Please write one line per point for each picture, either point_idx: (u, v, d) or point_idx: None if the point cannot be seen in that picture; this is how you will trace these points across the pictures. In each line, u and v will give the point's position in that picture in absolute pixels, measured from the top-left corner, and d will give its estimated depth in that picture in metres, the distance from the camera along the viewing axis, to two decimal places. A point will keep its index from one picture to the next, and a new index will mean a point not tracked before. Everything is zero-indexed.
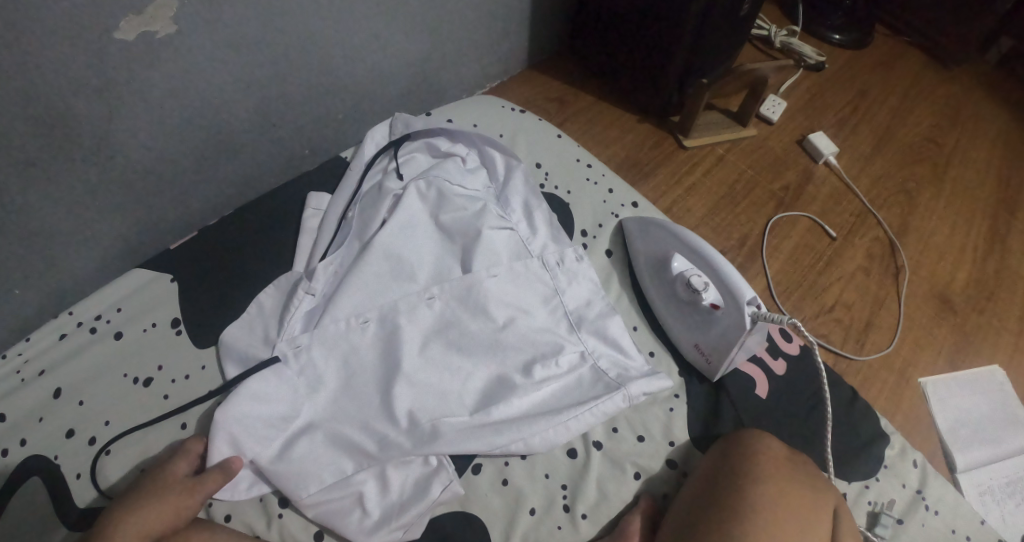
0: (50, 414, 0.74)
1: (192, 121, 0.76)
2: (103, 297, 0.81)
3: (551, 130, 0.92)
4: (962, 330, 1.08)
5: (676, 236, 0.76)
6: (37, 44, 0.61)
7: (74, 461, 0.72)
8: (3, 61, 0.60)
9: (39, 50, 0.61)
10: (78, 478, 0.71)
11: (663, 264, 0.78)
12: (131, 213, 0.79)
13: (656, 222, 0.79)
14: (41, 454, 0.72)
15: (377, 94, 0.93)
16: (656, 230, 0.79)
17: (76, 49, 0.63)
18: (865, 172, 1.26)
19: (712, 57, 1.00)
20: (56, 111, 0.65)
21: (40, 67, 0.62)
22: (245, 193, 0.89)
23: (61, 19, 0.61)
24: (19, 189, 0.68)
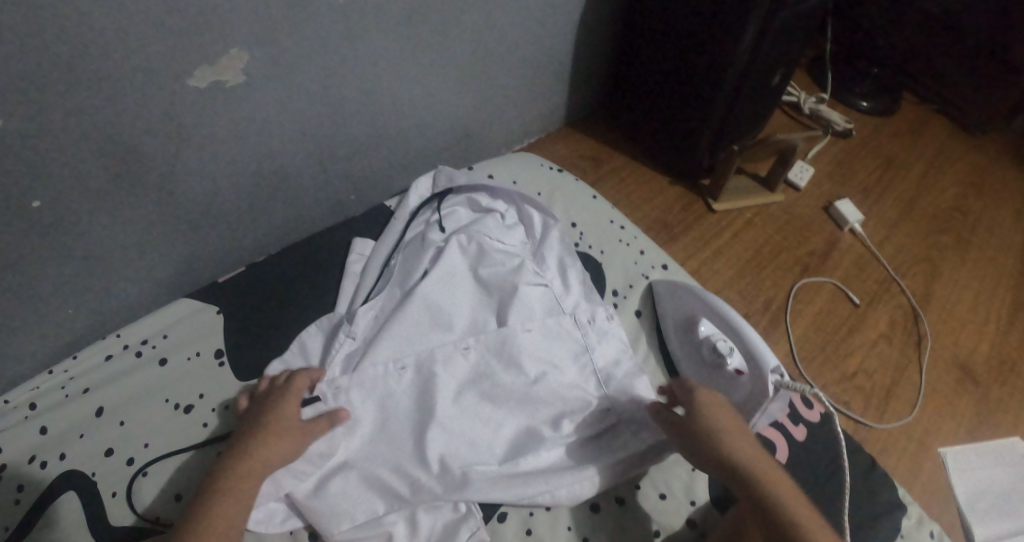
0: (91, 431, 0.77)
1: (248, 163, 0.80)
2: (151, 322, 0.84)
3: (586, 191, 0.96)
4: (984, 401, 1.08)
5: (704, 300, 0.80)
6: (118, 90, 0.65)
7: (110, 480, 0.74)
8: (86, 104, 0.65)
9: (121, 94, 0.66)
10: (114, 497, 0.73)
11: (689, 327, 0.81)
12: (184, 246, 0.83)
13: (684, 286, 0.83)
14: (79, 470, 0.74)
15: (421, 146, 0.98)
16: (683, 294, 0.82)
17: (151, 95, 0.68)
18: (890, 240, 1.28)
19: (743, 123, 1.04)
20: (128, 149, 0.70)
21: (117, 110, 0.67)
22: (290, 232, 0.93)
23: (141, 69, 0.65)
24: (85, 218, 0.72)
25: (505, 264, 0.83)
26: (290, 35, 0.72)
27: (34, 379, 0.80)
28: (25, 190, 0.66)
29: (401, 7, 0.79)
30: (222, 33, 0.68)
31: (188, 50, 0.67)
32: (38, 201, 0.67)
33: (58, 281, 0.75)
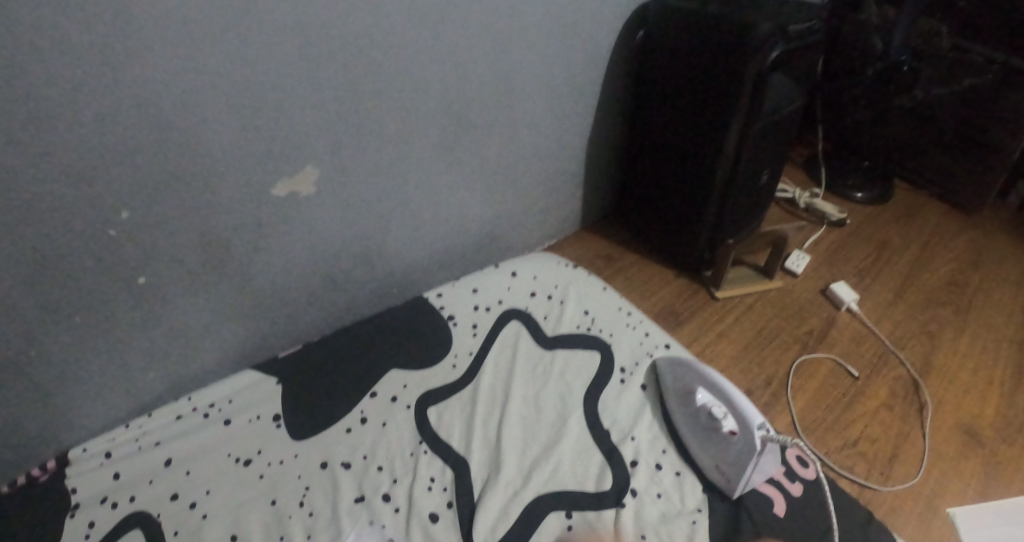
0: (158, 478, 0.87)
1: (315, 258, 0.96)
2: (219, 390, 0.97)
3: (597, 284, 1.10)
4: (988, 462, 1.14)
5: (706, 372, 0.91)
6: (214, 196, 0.82)
7: (172, 521, 0.83)
8: (190, 206, 0.81)
9: (219, 200, 0.82)
10: (176, 534, 0.82)
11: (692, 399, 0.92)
12: (252, 325, 0.98)
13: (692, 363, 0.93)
14: (146, 510, 0.84)
15: (455, 248, 1.13)
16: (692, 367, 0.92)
17: (242, 199, 0.84)
18: (887, 316, 1.38)
19: (736, 220, 1.19)
20: (218, 239, 0.85)
21: (212, 210, 0.83)
22: (342, 320, 1.07)
23: (238, 180, 0.82)
24: (178, 292, 0.87)
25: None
26: (354, 157, 0.90)
27: (112, 432, 0.92)
28: (136, 268, 0.81)
29: (443, 130, 0.97)
30: (302, 155, 0.85)
31: (273, 167, 0.84)
32: (146, 277, 0.83)
33: (151, 346, 0.89)
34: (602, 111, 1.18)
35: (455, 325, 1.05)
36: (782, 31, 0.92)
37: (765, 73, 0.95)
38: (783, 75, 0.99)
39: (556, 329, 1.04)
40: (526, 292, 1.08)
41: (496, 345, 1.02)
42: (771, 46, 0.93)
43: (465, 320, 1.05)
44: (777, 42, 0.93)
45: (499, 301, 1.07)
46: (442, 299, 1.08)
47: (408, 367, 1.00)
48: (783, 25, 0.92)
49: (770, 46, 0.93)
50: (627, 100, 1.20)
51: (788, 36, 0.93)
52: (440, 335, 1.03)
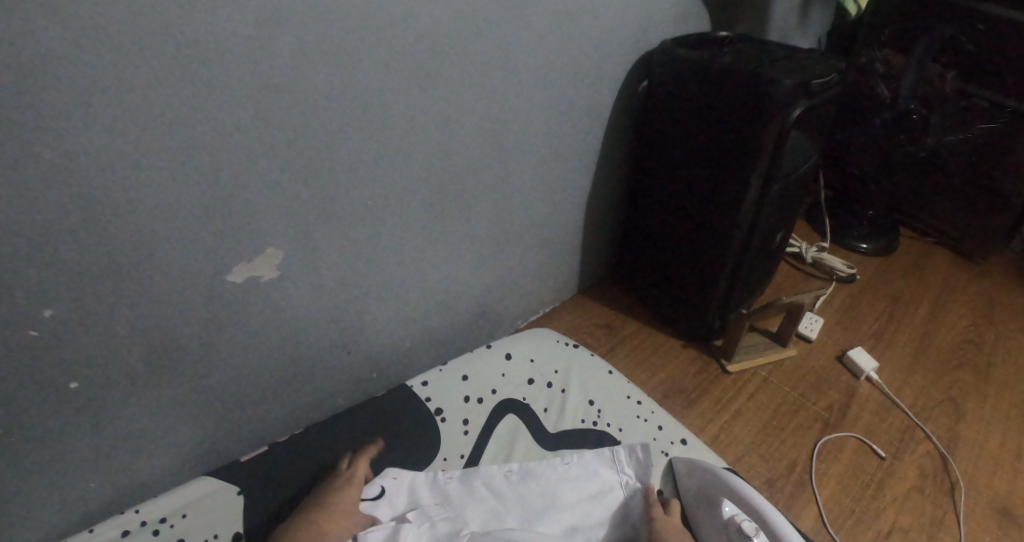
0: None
1: (282, 347, 0.84)
2: (174, 499, 0.81)
3: (602, 365, 0.94)
4: None
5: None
6: (160, 283, 0.69)
7: None
8: (128, 295, 0.67)
9: (165, 286, 0.69)
10: None
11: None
12: (209, 423, 0.84)
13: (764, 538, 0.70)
14: None
15: (442, 324, 1.01)
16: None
17: (194, 285, 0.71)
18: (908, 382, 1.25)
19: (750, 287, 1.09)
20: (163, 332, 0.72)
21: (156, 298, 0.69)
22: (314, 410, 0.94)
23: (191, 265, 0.70)
24: (117, 395, 0.73)
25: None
26: (326, 234, 0.78)
27: None
28: (67, 372, 0.67)
29: (428, 199, 0.86)
30: (265, 235, 0.73)
31: (230, 250, 0.71)
32: (77, 382, 0.69)
33: (84, 458, 0.74)
34: (602, 168, 1.07)
35: (441, 421, 0.87)
36: (805, 87, 0.83)
37: (786, 132, 0.86)
38: (802, 131, 0.90)
39: (558, 424, 0.88)
40: (522, 378, 0.92)
41: (488, 443, 0.85)
42: (792, 104, 0.84)
43: (453, 413, 0.88)
44: (799, 99, 0.84)
45: (493, 391, 0.90)
46: (428, 388, 0.90)
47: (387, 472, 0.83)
48: (805, 80, 0.83)
49: (793, 102, 0.83)
50: (628, 155, 1.10)
51: (811, 92, 0.84)
52: (425, 431, 0.86)
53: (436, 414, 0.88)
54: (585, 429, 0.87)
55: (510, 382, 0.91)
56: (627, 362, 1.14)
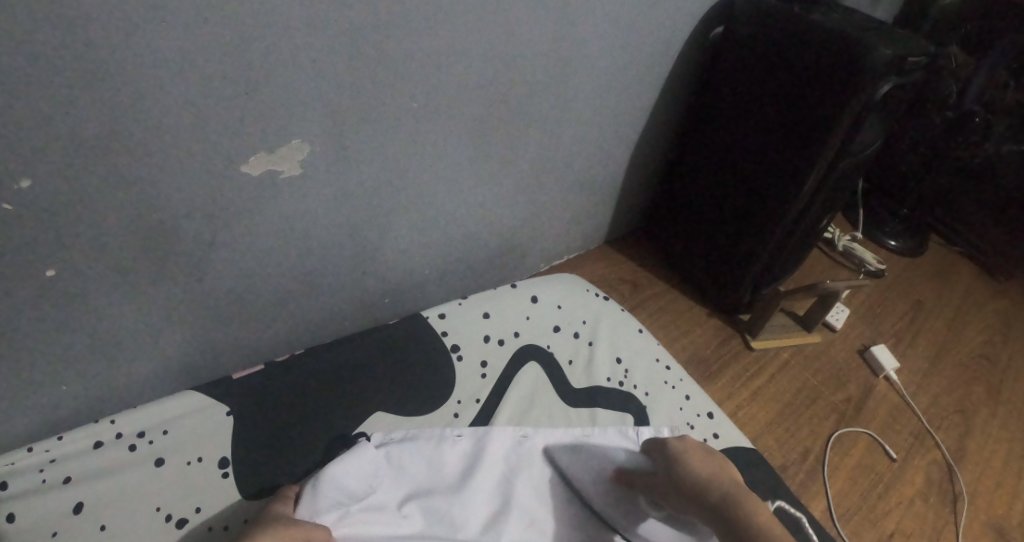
0: (66, 530, 0.66)
1: (289, 255, 0.77)
2: (155, 413, 0.74)
3: (632, 322, 0.89)
4: None
5: (719, 463, 0.64)
6: (165, 167, 0.61)
7: None
8: (128, 177, 0.60)
9: (170, 173, 0.62)
10: None
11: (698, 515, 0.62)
12: (204, 330, 0.77)
13: (685, 462, 0.64)
14: None
15: (461, 256, 0.95)
16: (701, 457, 0.65)
17: (201, 175, 0.63)
18: (925, 387, 1.20)
19: (789, 264, 1.03)
20: (158, 227, 0.65)
21: (158, 185, 0.62)
22: (319, 328, 0.88)
23: (199, 151, 0.62)
24: (100, 290, 0.66)
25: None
26: (354, 133, 0.70)
27: (11, 453, 0.70)
28: (47, 256, 0.60)
29: (466, 114, 0.78)
30: (288, 125, 0.65)
31: (247, 139, 0.63)
32: (56, 270, 0.62)
33: (59, 356, 0.68)
34: (654, 116, 1.00)
35: (458, 358, 0.81)
36: (899, 62, 0.76)
37: (868, 109, 0.79)
38: (882, 112, 0.83)
39: (582, 379, 0.82)
40: (548, 324, 0.86)
41: (509, 389, 0.80)
42: (883, 78, 0.77)
43: (470, 352, 0.82)
44: (890, 74, 0.77)
45: (515, 333, 0.84)
46: (445, 321, 0.83)
47: (395, 413, 0.77)
48: (902, 55, 0.76)
49: (884, 77, 0.77)
50: (684, 106, 1.03)
51: (903, 69, 0.77)
52: (439, 369, 0.80)
53: (452, 351, 0.82)
54: (609, 387, 0.82)
55: (535, 325, 0.85)
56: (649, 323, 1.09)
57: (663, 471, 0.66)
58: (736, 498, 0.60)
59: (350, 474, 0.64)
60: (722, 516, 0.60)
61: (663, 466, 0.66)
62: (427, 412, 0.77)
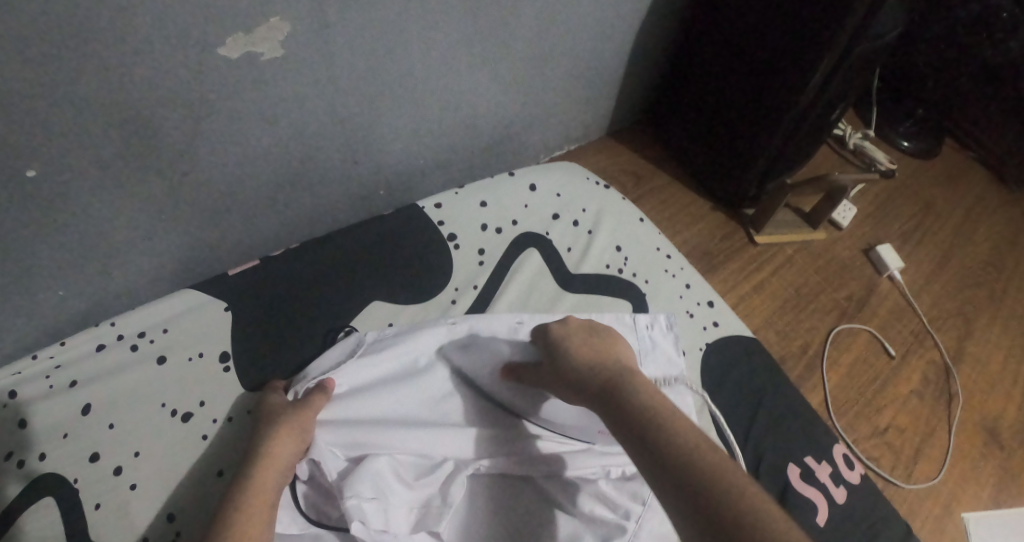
0: (78, 431, 0.67)
1: (277, 148, 0.72)
2: (152, 314, 0.73)
3: (634, 212, 0.87)
4: (1011, 469, 1.01)
5: (604, 345, 0.61)
6: (138, 47, 0.55)
7: (94, 491, 0.65)
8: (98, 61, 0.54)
9: (143, 55, 0.56)
10: (97, 509, 0.64)
11: (580, 401, 0.58)
12: (195, 229, 0.73)
13: (566, 347, 0.61)
14: (61, 475, 0.65)
15: (458, 144, 0.89)
16: (587, 342, 0.61)
17: (179, 57, 0.57)
18: (929, 290, 1.18)
19: (797, 156, 1.00)
20: (138, 118, 0.59)
21: (133, 71, 0.56)
22: (314, 224, 0.84)
23: (173, 30, 0.55)
24: (81, 192, 0.61)
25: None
26: (340, 7, 0.63)
27: (16, 363, 0.69)
28: (19, 153, 0.55)
29: None
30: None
31: (223, 15, 0.57)
32: (34, 169, 0.57)
33: (45, 263, 0.64)
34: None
35: (455, 247, 0.80)
36: None
37: None
38: None
39: (579, 265, 0.81)
40: (546, 213, 0.84)
41: (507, 276, 0.79)
42: None
43: (467, 241, 0.80)
44: None
45: (514, 221, 0.82)
46: (442, 210, 0.81)
47: (392, 302, 0.76)
48: None
49: None
50: None
51: None
52: (436, 259, 0.79)
53: (449, 239, 0.80)
54: (610, 275, 0.81)
55: (534, 213, 0.83)
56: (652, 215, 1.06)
57: (547, 363, 0.62)
58: (615, 375, 0.56)
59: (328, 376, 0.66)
60: (602, 396, 0.55)
61: (547, 356, 0.63)
62: (426, 301, 0.77)
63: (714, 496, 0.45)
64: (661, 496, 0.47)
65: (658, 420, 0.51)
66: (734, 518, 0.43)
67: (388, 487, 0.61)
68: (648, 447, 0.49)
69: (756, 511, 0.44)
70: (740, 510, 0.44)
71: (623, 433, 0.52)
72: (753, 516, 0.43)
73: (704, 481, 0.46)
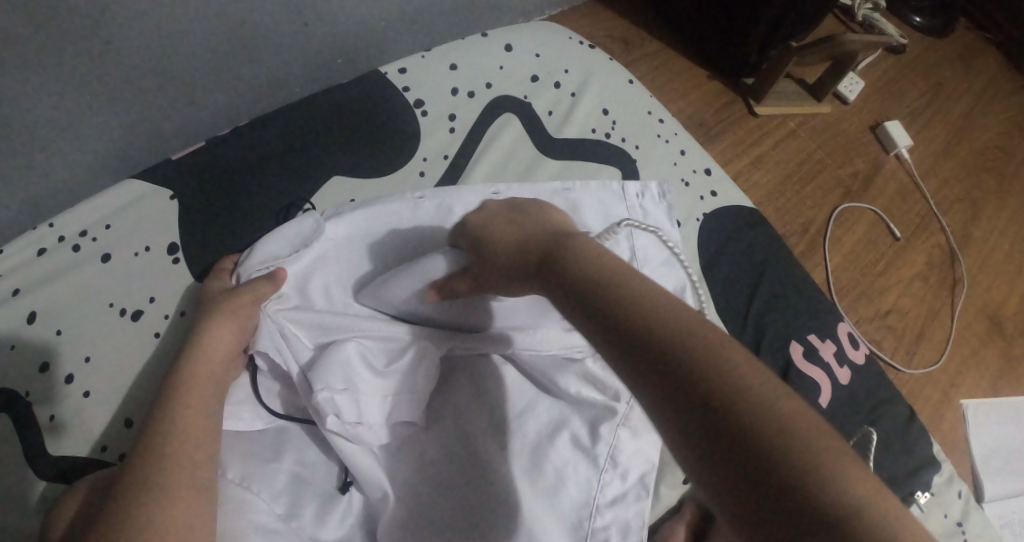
0: (24, 342, 0.58)
1: (211, 10, 0.58)
2: (92, 208, 0.64)
3: (621, 74, 0.81)
4: (1011, 354, 0.98)
5: (534, 219, 0.50)
6: None
7: (48, 401, 0.57)
8: None
9: None
10: (52, 420, 0.57)
11: (520, 285, 0.48)
12: (124, 112, 0.61)
13: (493, 232, 0.50)
14: (9, 389, 0.57)
15: (427, 6, 0.76)
16: (514, 219, 0.51)
17: None
18: (935, 171, 1.11)
19: (805, 18, 0.91)
20: None
21: None
22: (265, 101, 0.72)
23: None
24: None
25: (609, 521, 0.56)
26: None
27: None
28: None
29: None
30: None
31: None
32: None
33: None
34: None
35: (423, 114, 0.73)
36: None
37: None
38: None
39: (561, 129, 0.76)
40: (525, 74, 0.77)
41: (481, 145, 0.73)
42: None
43: (437, 107, 0.73)
44: None
45: (488, 85, 0.75)
46: (405, 76, 0.73)
47: (354, 175, 0.69)
48: None
49: None
50: None
51: None
52: (402, 127, 0.72)
53: (417, 106, 0.73)
54: (596, 139, 0.76)
55: (513, 75, 0.77)
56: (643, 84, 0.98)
57: (474, 255, 0.51)
58: (555, 243, 0.46)
59: (268, 249, 0.56)
60: (544, 272, 0.45)
61: (473, 247, 0.52)
62: (399, 172, 0.70)
63: (693, 362, 0.35)
64: (624, 381, 0.37)
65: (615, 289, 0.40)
66: (710, 387, 0.34)
67: (356, 377, 0.53)
68: (609, 326, 0.39)
69: (735, 379, 0.34)
70: (717, 380, 0.34)
71: (573, 312, 0.41)
72: (729, 386, 0.33)
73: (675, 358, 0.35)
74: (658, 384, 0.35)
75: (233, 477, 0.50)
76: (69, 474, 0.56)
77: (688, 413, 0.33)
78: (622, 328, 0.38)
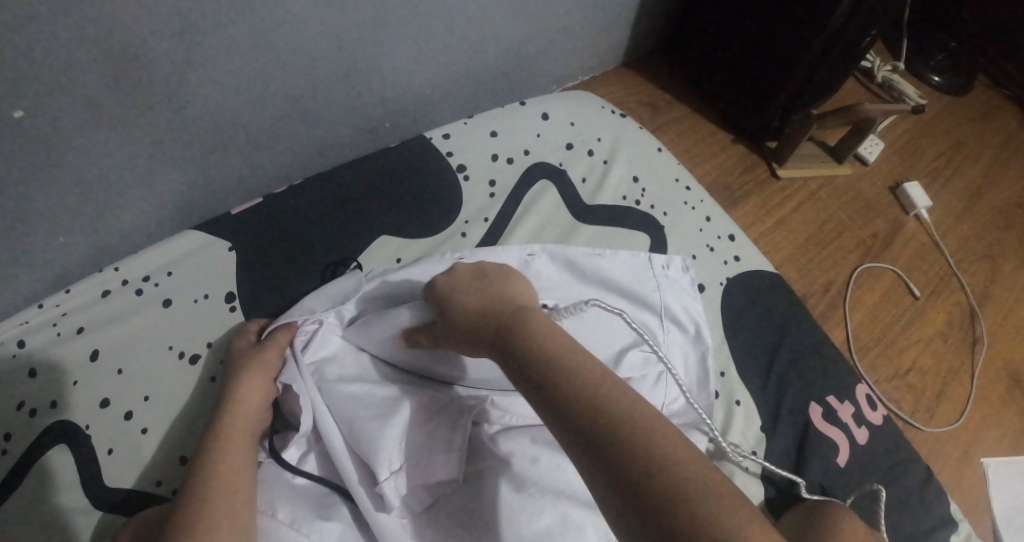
0: (86, 378, 0.63)
1: (273, 82, 0.64)
2: (155, 256, 0.69)
3: (650, 142, 0.86)
4: None
5: (495, 284, 0.54)
6: None
7: (107, 436, 0.61)
8: None
9: None
10: (110, 454, 0.61)
11: (479, 349, 0.52)
12: (191, 172, 0.67)
13: (454, 299, 0.53)
14: (71, 421, 0.61)
15: (466, 75, 0.82)
16: (473, 283, 0.54)
17: None
18: (954, 231, 1.14)
19: (823, 86, 0.95)
20: (124, 50, 0.53)
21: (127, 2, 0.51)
22: (318, 161, 0.78)
23: None
24: (72, 136, 0.56)
25: None
26: None
27: (23, 312, 0.64)
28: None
29: None
30: None
31: None
32: (21, 110, 0.52)
33: (35, 214, 0.58)
34: None
35: (465, 179, 0.78)
36: None
37: None
38: None
39: (596, 196, 0.80)
40: (560, 142, 0.83)
41: (519, 210, 0.78)
42: None
43: (478, 173, 0.79)
44: None
45: (525, 151, 0.81)
46: (449, 142, 0.79)
47: (400, 235, 0.75)
48: None
49: None
50: None
51: None
52: (445, 191, 0.77)
53: (459, 170, 0.78)
54: (626, 206, 0.80)
55: (547, 142, 0.82)
56: (671, 147, 1.03)
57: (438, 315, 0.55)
58: (507, 318, 0.49)
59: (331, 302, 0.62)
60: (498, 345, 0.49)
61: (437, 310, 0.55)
62: (439, 234, 0.75)
63: (635, 457, 0.39)
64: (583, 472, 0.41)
65: (567, 376, 0.44)
66: (641, 484, 0.39)
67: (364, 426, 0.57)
68: (549, 405, 0.43)
69: (670, 475, 0.39)
70: (661, 478, 0.39)
71: (525, 387, 0.45)
72: (664, 471, 0.39)
73: (616, 447, 0.40)
74: (599, 469, 0.40)
75: (284, 519, 0.54)
76: (127, 506, 0.59)
77: (643, 508, 0.38)
78: (579, 421, 0.41)
